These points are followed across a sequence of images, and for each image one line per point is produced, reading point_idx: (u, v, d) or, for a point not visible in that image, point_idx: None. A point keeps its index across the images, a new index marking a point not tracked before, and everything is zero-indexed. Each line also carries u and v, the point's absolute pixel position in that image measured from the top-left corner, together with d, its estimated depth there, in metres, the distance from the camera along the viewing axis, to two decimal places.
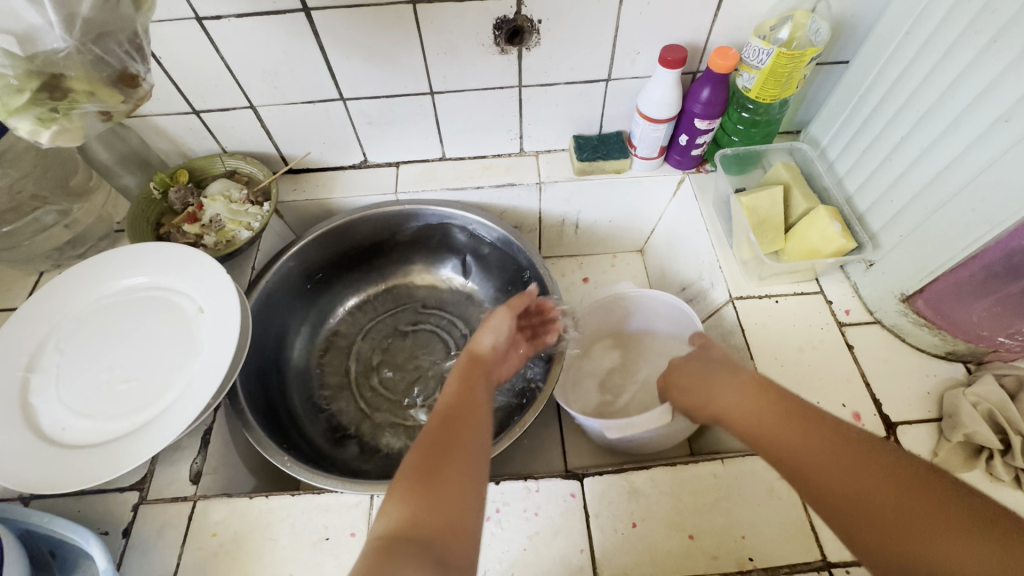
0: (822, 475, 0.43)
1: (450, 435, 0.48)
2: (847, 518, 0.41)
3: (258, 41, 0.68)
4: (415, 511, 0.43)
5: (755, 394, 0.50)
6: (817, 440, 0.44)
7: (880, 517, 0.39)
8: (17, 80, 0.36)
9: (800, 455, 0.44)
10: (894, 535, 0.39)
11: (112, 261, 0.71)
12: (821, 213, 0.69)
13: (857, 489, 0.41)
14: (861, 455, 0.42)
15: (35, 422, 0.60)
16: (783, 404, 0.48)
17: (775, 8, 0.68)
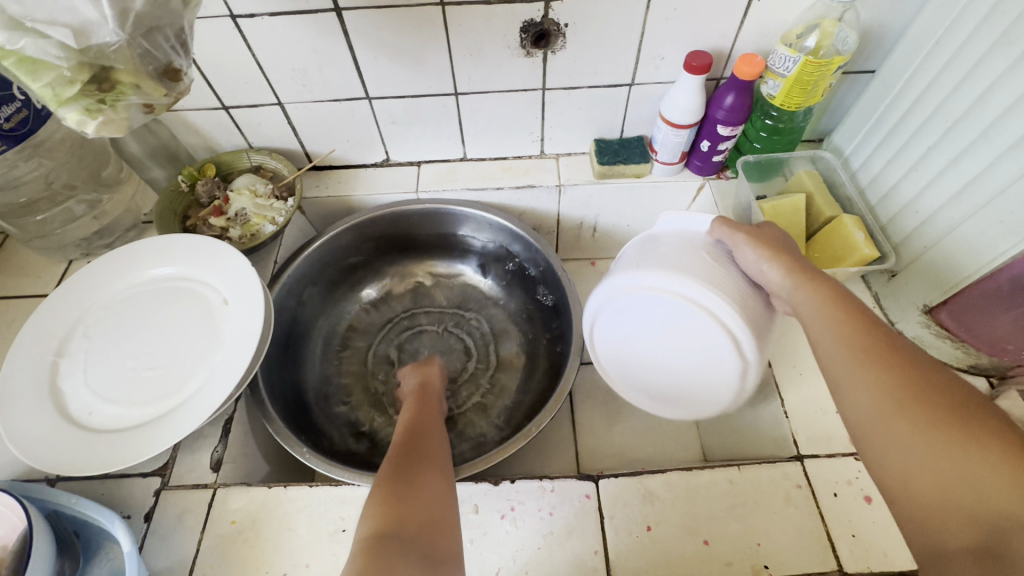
0: (849, 378, 0.42)
1: (413, 450, 0.52)
2: (866, 424, 0.40)
3: (289, 39, 0.69)
4: (394, 512, 0.43)
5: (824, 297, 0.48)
6: (851, 346, 0.43)
7: (897, 424, 0.38)
8: (69, 71, 0.37)
9: (831, 361, 0.44)
10: (911, 444, 0.37)
11: (142, 251, 0.73)
12: (844, 222, 0.69)
13: (884, 395, 0.39)
14: (888, 360, 0.41)
15: (64, 406, 0.62)
16: (841, 308, 0.46)
17: (803, 16, 0.68)
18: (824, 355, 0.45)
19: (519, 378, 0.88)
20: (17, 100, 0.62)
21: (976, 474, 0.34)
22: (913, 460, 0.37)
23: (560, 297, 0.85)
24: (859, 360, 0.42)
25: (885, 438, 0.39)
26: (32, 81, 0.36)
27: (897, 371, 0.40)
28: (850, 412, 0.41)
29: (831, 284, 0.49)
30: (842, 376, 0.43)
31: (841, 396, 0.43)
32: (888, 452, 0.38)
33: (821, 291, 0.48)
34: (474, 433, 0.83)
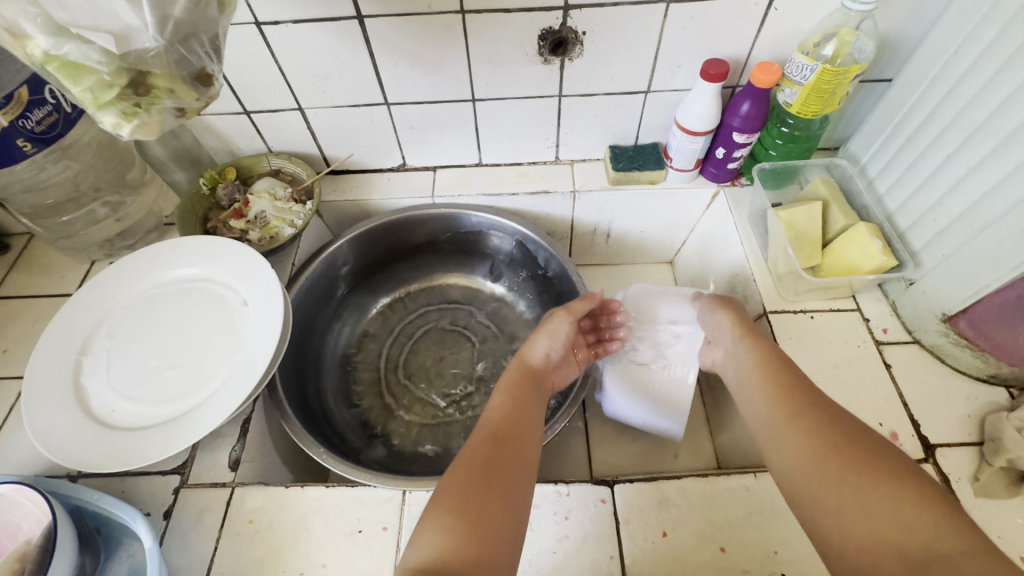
0: (784, 437, 0.49)
1: (495, 458, 0.50)
2: (801, 475, 0.46)
3: (312, 45, 0.70)
4: (454, 540, 0.43)
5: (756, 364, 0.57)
6: (783, 407, 0.51)
7: (824, 470, 0.45)
8: (109, 76, 0.38)
9: (768, 425, 0.52)
10: (835, 485, 0.44)
11: (164, 253, 0.74)
12: (861, 230, 0.68)
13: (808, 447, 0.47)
14: (812, 417, 0.49)
15: (87, 403, 0.63)
16: (773, 369, 0.56)
17: (820, 25, 0.69)
18: (761, 414, 0.53)
19: None
20: (48, 103, 0.64)
21: (885, 504, 0.41)
22: (841, 498, 0.43)
23: (574, 303, 0.85)
24: (789, 417, 0.50)
25: (818, 483, 0.45)
26: (73, 86, 0.37)
27: (818, 427, 0.48)
28: (786, 464, 0.48)
29: (766, 351, 0.58)
30: (779, 434, 0.50)
31: (779, 452, 0.50)
32: (821, 494, 0.44)
33: (758, 355, 0.58)
34: None
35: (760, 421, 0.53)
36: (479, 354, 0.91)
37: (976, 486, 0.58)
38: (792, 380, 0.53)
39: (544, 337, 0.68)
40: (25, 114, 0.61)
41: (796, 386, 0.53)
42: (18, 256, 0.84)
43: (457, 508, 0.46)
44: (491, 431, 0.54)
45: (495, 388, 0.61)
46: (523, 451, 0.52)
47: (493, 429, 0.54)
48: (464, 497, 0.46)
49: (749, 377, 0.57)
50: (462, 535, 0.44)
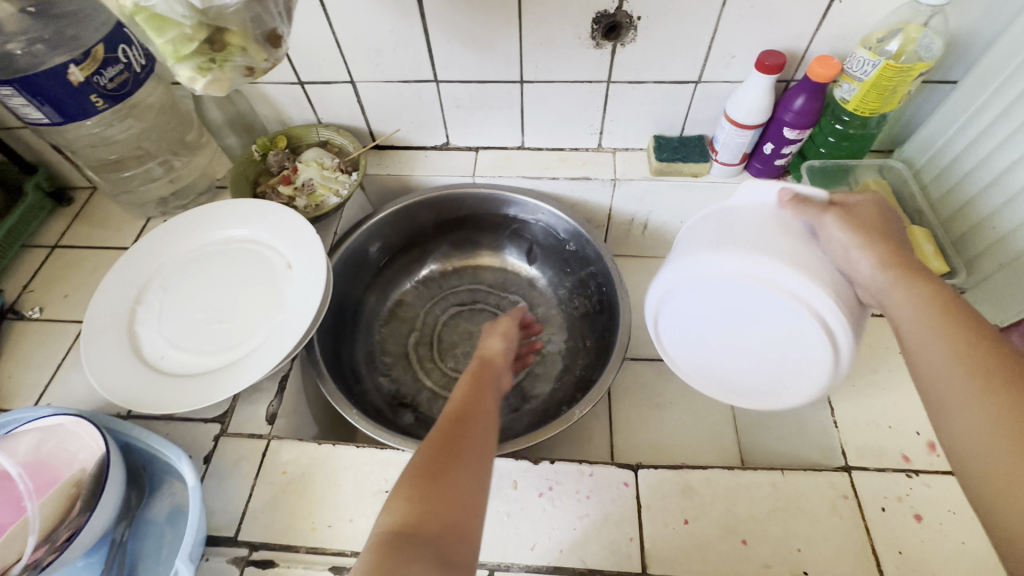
0: (964, 405, 0.38)
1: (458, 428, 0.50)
2: (979, 455, 0.36)
3: (369, 19, 0.72)
4: (417, 513, 0.43)
5: (936, 316, 0.43)
6: (981, 379, 0.38)
7: (1013, 460, 0.35)
8: (190, 30, 0.39)
9: (942, 386, 0.40)
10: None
11: (217, 213, 0.77)
12: (914, 233, 0.67)
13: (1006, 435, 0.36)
14: (1019, 389, 0.37)
15: (140, 349, 0.66)
16: (957, 316, 0.42)
17: (886, 19, 0.66)
18: (930, 369, 0.41)
19: (559, 366, 0.89)
20: (121, 62, 0.67)
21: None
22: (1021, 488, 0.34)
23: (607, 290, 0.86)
24: (980, 383, 0.38)
25: (1006, 467, 0.35)
26: (157, 37, 0.39)
27: (1022, 403, 0.36)
28: (962, 438, 0.38)
29: (945, 300, 0.44)
30: (963, 409, 0.38)
31: (959, 430, 0.38)
32: (1005, 495, 0.35)
33: (929, 297, 0.45)
34: (512, 413, 0.85)
35: (930, 379, 0.41)
36: None
37: None
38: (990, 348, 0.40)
39: (499, 337, 0.68)
40: (100, 70, 0.65)
41: (985, 341, 0.40)
42: (80, 210, 0.89)
43: (415, 478, 0.45)
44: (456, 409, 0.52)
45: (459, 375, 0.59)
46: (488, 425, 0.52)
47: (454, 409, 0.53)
48: (421, 476, 0.45)
49: (914, 324, 0.44)
50: (422, 510, 0.43)
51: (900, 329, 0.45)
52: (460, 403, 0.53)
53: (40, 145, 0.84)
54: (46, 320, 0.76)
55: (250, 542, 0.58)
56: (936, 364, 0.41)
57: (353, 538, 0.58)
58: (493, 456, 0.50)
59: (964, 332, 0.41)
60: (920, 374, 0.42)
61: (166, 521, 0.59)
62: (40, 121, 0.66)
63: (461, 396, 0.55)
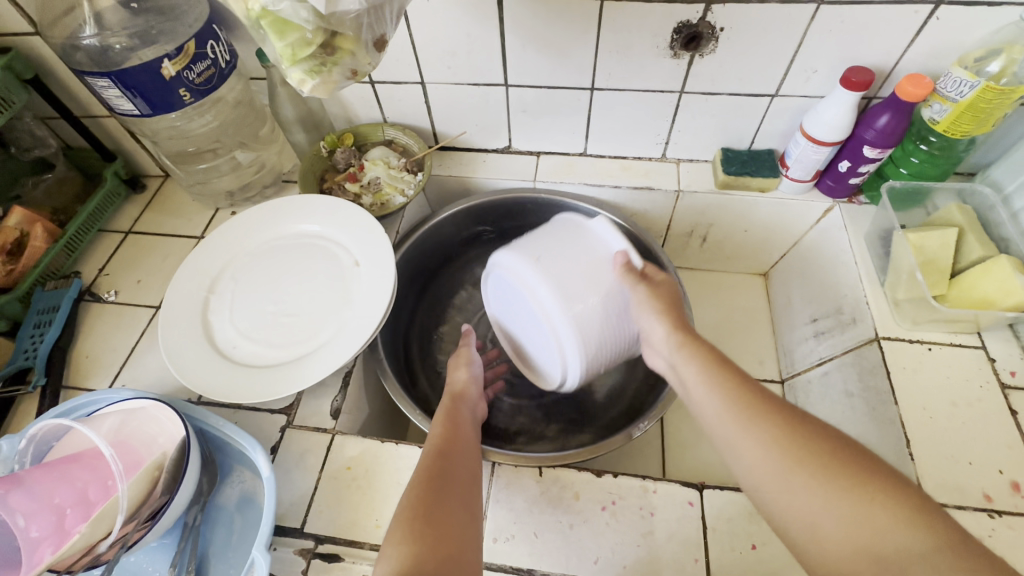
0: (746, 439, 0.45)
1: (441, 468, 0.53)
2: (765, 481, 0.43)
3: (447, 21, 0.72)
4: (417, 547, 0.44)
5: (704, 364, 0.52)
6: (742, 406, 0.47)
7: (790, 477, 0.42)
8: (310, 34, 0.40)
9: (723, 422, 0.48)
10: (808, 491, 0.41)
11: (287, 207, 0.79)
12: (1003, 262, 0.64)
13: (777, 452, 0.43)
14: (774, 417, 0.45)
15: (213, 338, 0.68)
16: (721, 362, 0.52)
17: (986, 39, 0.64)
18: (716, 414, 0.48)
19: (612, 376, 0.88)
20: (208, 57, 0.69)
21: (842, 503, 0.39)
22: (805, 505, 0.41)
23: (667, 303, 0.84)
24: (748, 417, 0.46)
25: (784, 485, 0.42)
26: (278, 40, 0.40)
27: (779, 426, 0.45)
28: (750, 468, 0.45)
29: (710, 351, 0.53)
30: (738, 437, 0.46)
31: (742, 454, 0.46)
32: (793, 507, 0.42)
33: (692, 351, 0.54)
34: (565, 422, 0.85)
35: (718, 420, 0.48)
36: None
37: None
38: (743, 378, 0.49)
39: (466, 369, 0.72)
40: (189, 66, 0.67)
41: (742, 377, 0.49)
42: (152, 197, 0.92)
43: (405, 516, 0.47)
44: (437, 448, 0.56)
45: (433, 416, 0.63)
46: (466, 465, 0.55)
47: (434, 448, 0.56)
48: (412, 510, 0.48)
49: (699, 374, 0.52)
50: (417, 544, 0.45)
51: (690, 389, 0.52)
52: (438, 439, 0.58)
53: (120, 134, 0.87)
54: (121, 303, 0.79)
55: (315, 535, 0.59)
56: (711, 403, 0.49)
57: None
58: (474, 494, 0.53)
59: (727, 375, 0.50)
60: (707, 414, 0.50)
61: (236, 508, 0.60)
62: (130, 112, 0.68)
63: (438, 435, 0.59)
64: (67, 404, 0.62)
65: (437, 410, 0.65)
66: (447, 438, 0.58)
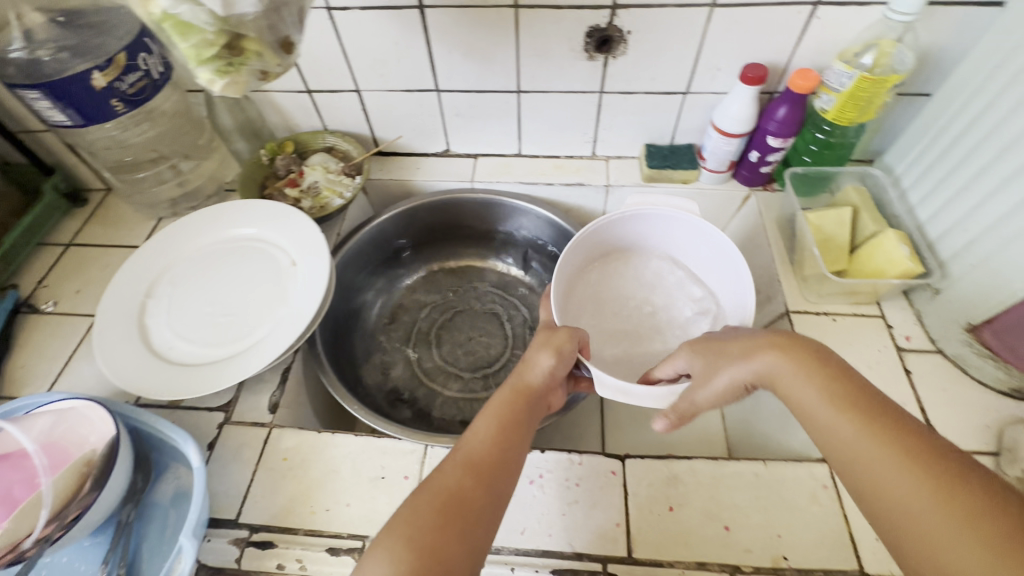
0: (891, 491, 0.40)
1: (468, 492, 0.46)
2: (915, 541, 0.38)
3: (374, 31, 0.76)
4: None
5: (820, 379, 0.47)
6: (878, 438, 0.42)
7: (946, 545, 0.36)
8: (213, 36, 0.43)
9: (845, 443, 0.43)
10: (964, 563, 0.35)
11: (226, 213, 0.80)
12: (889, 236, 0.70)
13: (911, 486, 0.39)
14: (936, 475, 0.39)
15: (149, 340, 0.69)
16: (866, 397, 0.45)
17: (861, 35, 0.70)
18: (849, 445, 0.43)
19: None
20: (140, 69, 0.71)
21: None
22: (940, 544, 0.36)
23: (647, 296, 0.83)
24: (905, 465, 0.40)
25: (945, 553, 0.36)
26: (182, 42, 0.43)
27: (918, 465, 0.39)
28: (894, 519, 0.39)
29: (826, 365, 0.48)
30: (864, 458, 0.42)
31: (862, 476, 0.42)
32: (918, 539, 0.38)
33: (817, 368, 0.47)
34: None
35: (853, 455, 0.42)
36: (504, 336, 0.96)
37: None
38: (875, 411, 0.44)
39: (551, 353, 0.58)
40: (121, 77, 0.69)
41: (872, 406, 0.44)
42: (94, 209, 0.92)
43: (408, 553, 0.41)
44: (472, 458, 0.48)
45: (486, 408, 0.54)
46: (498, 487, 0.47)
47: (474, 457, 0.48)
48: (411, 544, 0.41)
49: (809, 394, 0.47)
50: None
51: (800, 403, 0.47)
52: (481, 445, 0.50)
53: (60, 148, 0.88)
54: (60, 313, 0.79)
55: (250, 524, 0.60)
56: (834, 420, 0.44)
57: (349, 522, 0.60)
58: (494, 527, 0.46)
59: (857, 402, 0.45)
60: (824, 432, 0.45)
61: (170, 504, 0.61)
62: (63, 123, 0.70)
63: (483, 442, 0.50)
64: (12, 404, 0.62)
65: (493, 401, 0.56)
66: (489, 447, 0.50)
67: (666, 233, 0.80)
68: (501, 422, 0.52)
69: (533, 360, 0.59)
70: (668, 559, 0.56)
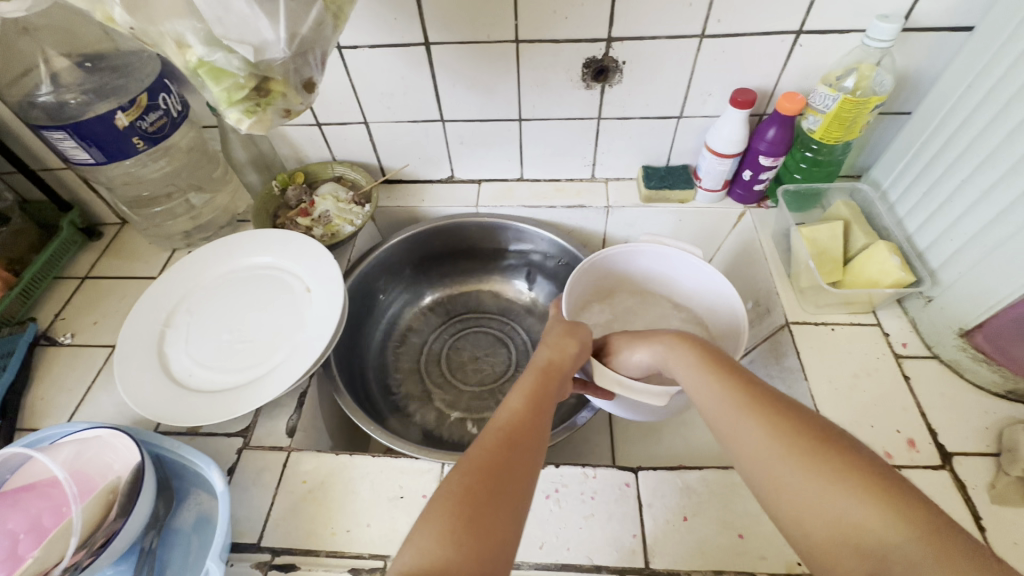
0: (744, 428, 0.47)
1: (504, 464, 0.47)
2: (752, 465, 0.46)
3: (383, 67, 0.80)
4: (452, 551, 0.40)
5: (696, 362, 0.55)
6: (737, 399, 0.49)
7: (772, 460, 0.45)
8: (243, 80, 0.46)
9: (720, 413, 0.50)
10: (777, 459, 0.45)
11: (241, 242, 0.83)
12: (880, 247, 0.73)
13: (762, 439, 0.46)
14: (766, 407, 0.48)
15: (168, 368, 0.71)
16: (711, 358, 0.55)
17: (842, 60, 0.75)
18: (718, 411, 0.50)
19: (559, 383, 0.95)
20: (160, 108, 0.74)
21: (823, 488, 0.42)
22: (799, 491, 0.43)
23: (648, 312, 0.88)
24: (732, 397, 0.50)
25: (769, 467, 0.45)
26: (215, 86, 0.46)
27: (762, 417, 0.47)
28: (739, 450, 0.48)
29: (700, 349, 0.57)
30: (734, 421, 0.48)
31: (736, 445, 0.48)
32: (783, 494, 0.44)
33: (698, 352, 0.56)
34: None
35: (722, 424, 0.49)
36: (511, 356, 0.98)
37: (992, 493, 0.60)
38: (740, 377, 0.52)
39: (577, 342, 0.64)
40: (142, 116, 0.72)
41: (735, 374, 0.52)
42: (109, 243, 0.95)
43: (447, 524, 0.42)
44: (504, 432, 0.50)
45: (516, 385, 0.56)
46: (532, 455, 0.49)
47: (505, 431, 0.50)
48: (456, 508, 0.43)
49: (691, 379, 0.55)
50: (456, 557, 0.40)
51: (682, 379, 0.56)
52: (511, 419, 0.51)
53: (77, 185, 0.91)
54: (78, 345, 0.81)
55: (272, 548, 0.60)
56: (710, 396, 0.52)
57: (370, 542, 0.60)
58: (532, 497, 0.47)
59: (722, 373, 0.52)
60: (706, 409, 0.52)
61: (192, 529, 0.62)
62: (85, 161, 0.73)
63: (516, 418, 0.52)
64: (37, 434, 0.63)
65: (522, 380, 0.58)
66: (523, 419, 0.52)
67: (654, 267, 0.86)
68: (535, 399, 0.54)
69: (547, 351, 0.62)
70: (684, 568, 0.58)
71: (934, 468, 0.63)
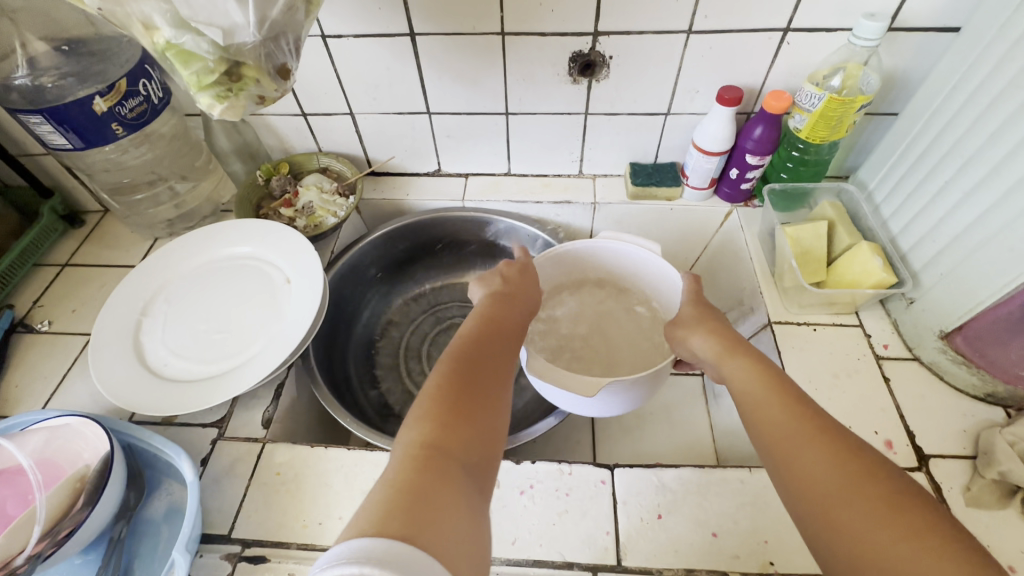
0: (803, 455, 0.45)
1: (483, 364, 0.53)
2: (817, 503, 0.42)
3: (367, 58, 0.79)
4: (447, 432, 0.45)
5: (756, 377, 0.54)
6: (800, 425, 0.47)
7: (843, 500, 0.41)
8: (213, 64, 0.46)
9: (782, 433, 0.47)
10: (836, 487, 0.42)
11: (222, 232, 0.82)
12: (863, 248, 0.72)
13: (825, 469, 0.43)
14: (833, 440, 0.45)
15: (144, 357, 0.70)
16: (773, 379, 0.52)
17: (829, 58, 0.74)
18: (778, 430, 0.48)
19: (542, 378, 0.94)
20: (140, 94, 0.74)
21: (895, 540, 0.38)
22: (859, 529, 0.39)
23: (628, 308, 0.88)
24: (791, 415, 0.48)
25: (835, 507, 0.41)
26: (184, 69, 0.45)
27: (827, 450, 0.44)
28: (794, 472, 0.45)
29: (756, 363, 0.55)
30: (799, 447, 0.46)
31: (793, 467, 0.45)
32: (842, 528, 0.40)
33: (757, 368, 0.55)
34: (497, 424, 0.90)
35: (781, 442, 0.47)
36: None
37: (968, 496, 0.59)
38: (800, 402, 0.49)
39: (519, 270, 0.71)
40: (121, 102, 0.71)
41: (797, 401, 0.49)
42: (91, 231, 0.94)
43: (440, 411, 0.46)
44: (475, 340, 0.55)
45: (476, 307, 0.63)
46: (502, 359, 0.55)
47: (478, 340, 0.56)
48: (447, 403, 0.47)
49: (750, 392, 0.53)
50: (454, 434, 0.45)
51: (739, 391, 0.54)
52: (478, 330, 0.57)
53: (58, 171, 0.90)
54: (54, 332, 0.80)
55: (242, 539, 0.60)
56: (769, 412, 0.50)
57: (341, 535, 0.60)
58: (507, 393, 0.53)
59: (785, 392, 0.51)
60: (764, 428, 0.49)
61: (163, 519, 0.61)
62: (63, 146, 0.72)
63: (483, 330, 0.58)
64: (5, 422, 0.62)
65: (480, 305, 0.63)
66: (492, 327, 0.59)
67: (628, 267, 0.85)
68: (484, 322, 0.59)
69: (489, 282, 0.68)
70: (657, 567, 0.57)
71: (910, 469, 0.63)
